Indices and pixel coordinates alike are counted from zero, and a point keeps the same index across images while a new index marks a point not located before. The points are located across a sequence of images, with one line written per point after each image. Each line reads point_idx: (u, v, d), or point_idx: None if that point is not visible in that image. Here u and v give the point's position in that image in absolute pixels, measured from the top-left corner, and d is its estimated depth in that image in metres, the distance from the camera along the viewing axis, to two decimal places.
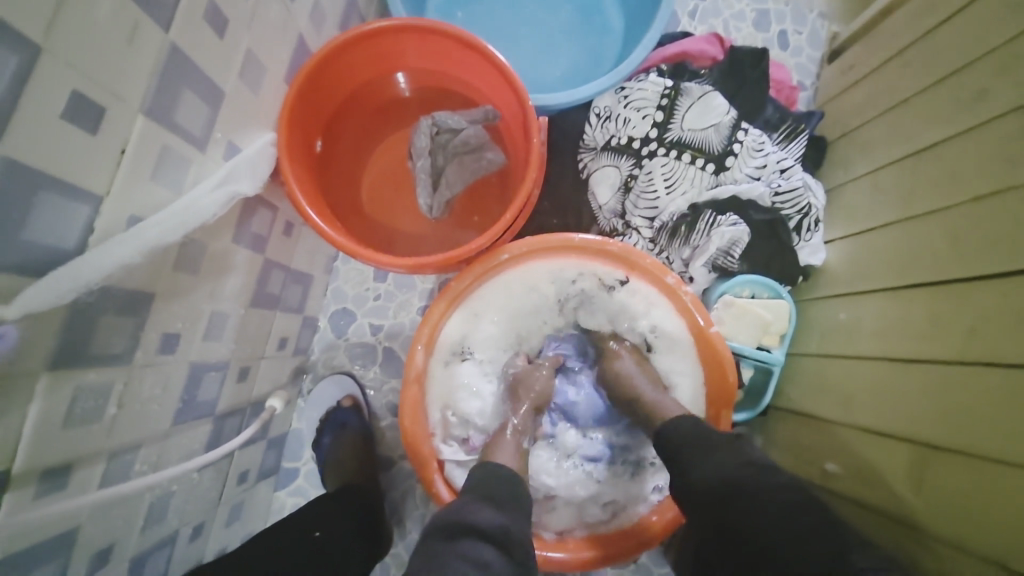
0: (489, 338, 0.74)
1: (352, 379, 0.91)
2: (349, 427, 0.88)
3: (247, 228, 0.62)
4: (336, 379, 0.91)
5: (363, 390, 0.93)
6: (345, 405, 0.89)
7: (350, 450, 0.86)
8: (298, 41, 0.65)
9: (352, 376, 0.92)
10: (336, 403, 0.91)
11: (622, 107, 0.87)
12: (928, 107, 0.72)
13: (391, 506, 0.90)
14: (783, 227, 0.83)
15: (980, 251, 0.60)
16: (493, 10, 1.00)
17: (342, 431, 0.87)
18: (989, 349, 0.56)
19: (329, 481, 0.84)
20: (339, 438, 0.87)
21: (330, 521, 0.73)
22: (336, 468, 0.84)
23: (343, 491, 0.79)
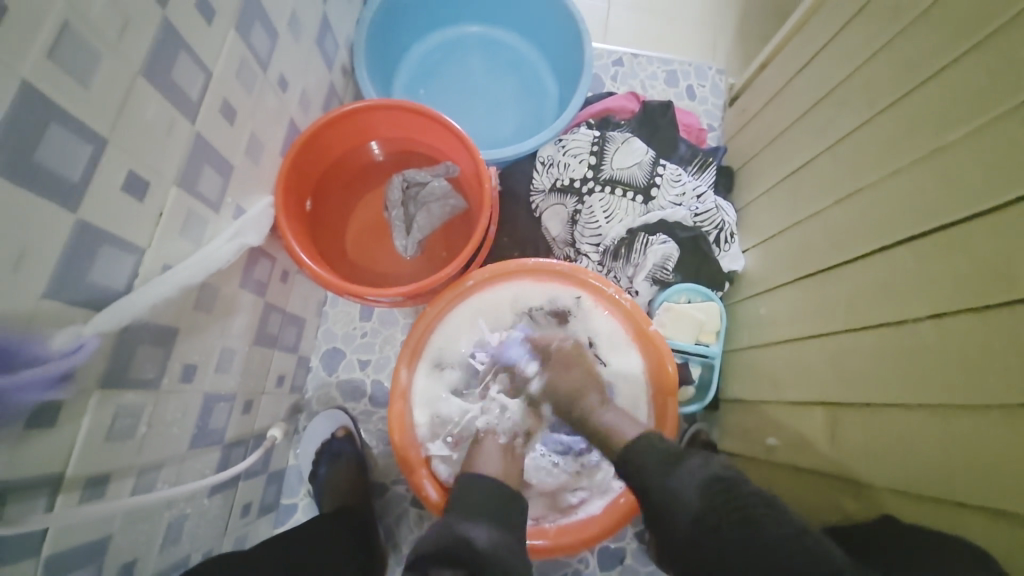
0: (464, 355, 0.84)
1: (344, 412, 0.99)
2: (344, 455, 0.94)
3: (251, 275, 0.74)
4: (329, 414, 0.98)
5: (355, 421, 1.00)
6: (339, 435, 0.96)
7: (344, 477, 0.92)
8: (288, 123, 0.80)
9: (344, 409, 1.00)
10: (330, 436, 0.97)
11: (562, 155, 1.04)
12: (799, 137, 0.91)
13: (385, 531, 0.96)
14: (704, 241, 1.00)
15: (843, 241, 0.76)
16: (449, 86, 1.19)
17: (337, 460, 0.93)
18: (859, 317, 0.70)
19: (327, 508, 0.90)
20: (334, 467, 0.93)
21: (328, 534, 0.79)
22: (333, 494, 0.90)
23: (341, 511, 0.85)
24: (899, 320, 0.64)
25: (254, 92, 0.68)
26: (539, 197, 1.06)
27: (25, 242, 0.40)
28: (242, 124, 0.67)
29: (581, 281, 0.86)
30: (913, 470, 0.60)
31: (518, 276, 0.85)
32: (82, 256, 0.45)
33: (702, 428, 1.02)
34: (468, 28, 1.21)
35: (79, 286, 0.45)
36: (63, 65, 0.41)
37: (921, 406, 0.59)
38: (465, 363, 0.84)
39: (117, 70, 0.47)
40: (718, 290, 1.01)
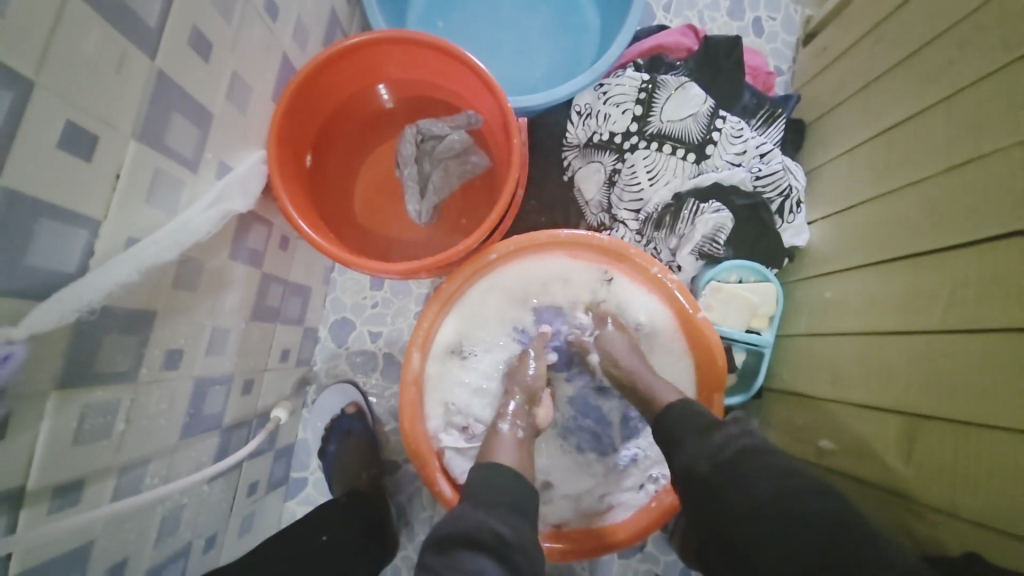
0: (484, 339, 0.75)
1: (355, 386, 0.93)
2: (354, 433, 0.89)
3: (243, 244, 0.65)
4: (339, 388, 0.93)
5: (366, 397, 0.94)
6: (349, 412, 0.91)
7: (354, 456, 0.87)
8: (281, 60, 0.67)
9: (354, 384, 0.94)
10: (340, 411, 0.92)
11: (602, 103, 0.89)
12: (901, 84, 0.74)
13: (397, 510, 0.92)
14: (765, 209, 0.86)
15: (953, 219, 0.61)
16: (472, 17, 1.02)
17: (347, 437, 0.89)
18: (966, 317, 0.57)
19: (336, 487, 0.86)
20: (345, 445, 0.88)
21: (331, 522, 0.75)
22: (343, 474, 0.85)
23: (350, 495, 0.80)
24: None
25: (234, 20, 0.55)
26: (573, 153, 0.92)
27: None
28: (221, 62, 0.55)
29: (622, 258, 0.74)
30: (1020, 505, 0.50)
31: (548, 250, 0.74)
32: (11, 234, 0.36)
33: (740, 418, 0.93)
34: None
35: (11, 272, 0.36)
36: None
37: None
38: (484, 348, 0.75)
39: None
40: (775, 267, 0.88)
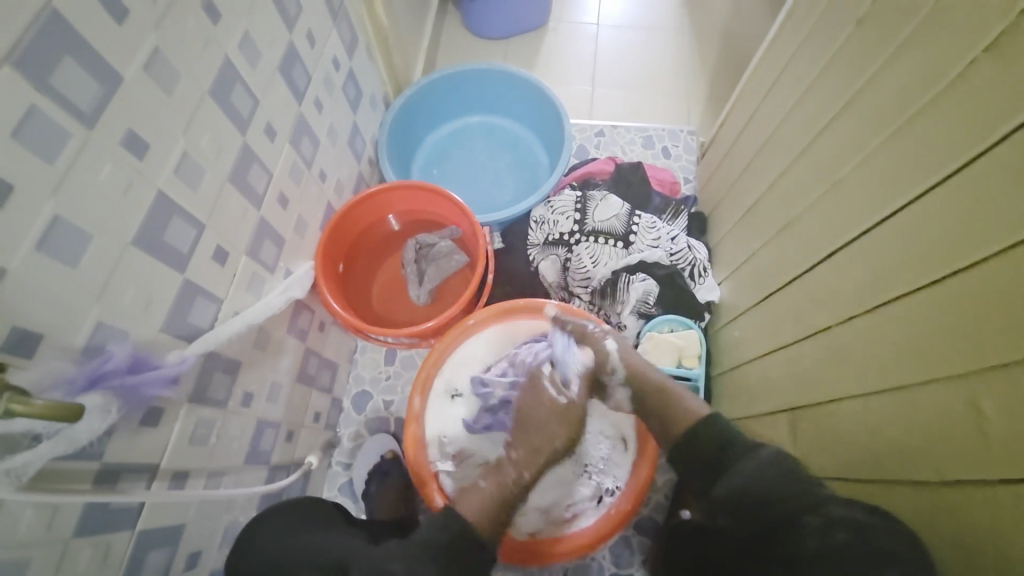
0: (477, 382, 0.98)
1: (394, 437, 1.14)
2: (392, 474, 1.07)
3: (295, 322, 0.93)
4: (381, 437, 1.14)
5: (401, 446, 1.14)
6: (388, 457, 1.10)
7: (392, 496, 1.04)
8: (327, 206, 1.03)
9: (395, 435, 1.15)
10: (380, 457, 1.12)
11: (550, 213, 1.23)
12: (751, 180, 1.05)
13: None
14: (679, 277, 1.13)
15: (785, 263, 0.87)
16: (457, 166, 1.45)
17: (387, 479, 1.07)
18: (804, 328, 0.79)
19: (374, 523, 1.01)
20: (384, 486, 1.06)
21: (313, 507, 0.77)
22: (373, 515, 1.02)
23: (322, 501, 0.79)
24: (827, 326, 0.73)
25: (300, 183, 0.91)
26: (535, 251, 1.24)
27: (152, 292, 0.59)
28: (293, 209, 0.89)
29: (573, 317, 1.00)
30: (855, 457, 0.66)
31: (515, 315, 1.01)
32: (184, 304, 0.64)
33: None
34: (471, 119, 1.48)
35: (181, 324, 0.63)
36: (181, 178, 0.62)
37: (849, 396, 0.67)
38: (456, 393, 0.97)
39: (215, 179, 0.68)
40: (699, 320, 1.13)
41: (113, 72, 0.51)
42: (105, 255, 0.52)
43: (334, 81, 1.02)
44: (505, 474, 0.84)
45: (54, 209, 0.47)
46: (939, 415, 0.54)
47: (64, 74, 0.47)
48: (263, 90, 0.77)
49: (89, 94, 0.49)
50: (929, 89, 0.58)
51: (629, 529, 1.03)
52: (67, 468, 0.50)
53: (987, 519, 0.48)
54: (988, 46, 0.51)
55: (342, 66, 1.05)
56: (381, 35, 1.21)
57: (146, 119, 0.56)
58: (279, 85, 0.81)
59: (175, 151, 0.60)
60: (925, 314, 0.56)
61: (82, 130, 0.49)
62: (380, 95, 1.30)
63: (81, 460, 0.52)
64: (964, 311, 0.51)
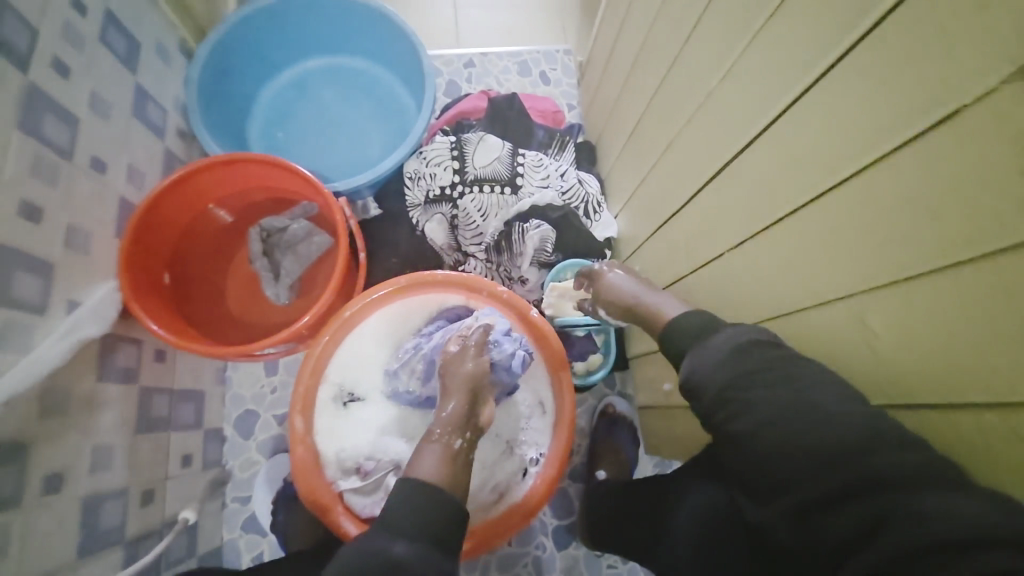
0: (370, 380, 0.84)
1: None
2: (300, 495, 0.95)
3: (111, 365, 0.73)
4: (279, 458, 1.00)
5: None
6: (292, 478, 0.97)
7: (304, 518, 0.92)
8: (120, 203, 0.79)
9: None
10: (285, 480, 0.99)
11: (425, 166, 1.06)
12: (631, 98, 0.95)
13: None
14: (575, 216, 1.04)
15: (673, 188, 0.80)
16: (307, 125, 1.20)
17: (295, 501, 0.94)
18: (699, 257, 0.74)
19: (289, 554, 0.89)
20: (293, 509, 0.93)
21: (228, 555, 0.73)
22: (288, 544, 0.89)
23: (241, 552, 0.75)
24: (721, 253, 0.68)
25: (61, 182, 0.66)
26: (417, 212, 1.07)
27: None
28: (56, 220, 0.65)
29: (466, 283, 0.88)
30: None
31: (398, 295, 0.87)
32: None
33: (612, 400, 1.07)
34: (310, 63, 1.21)
35: None
36: None
37: (750, 323, 0.64)
38: (349, 398, 0.82)
39: None
40: (599, 257, 1.06)
41: None
42: None
43: (80, 30, 0.74)
44: (440, 436, 0.66)
45: None
46: (838, 338, 0.51)
47: None
48: None
49: None
50: None
51: (565, 483, 1.03)
52: None
53: None
54: None
55: (87, 7, 0.75)
56: None
57: None
58: None
59: None
60: (814, 237, 0.51)
61: None
62: (174, 44, 1.00)
63: None
64: (850, 224, 0.46)
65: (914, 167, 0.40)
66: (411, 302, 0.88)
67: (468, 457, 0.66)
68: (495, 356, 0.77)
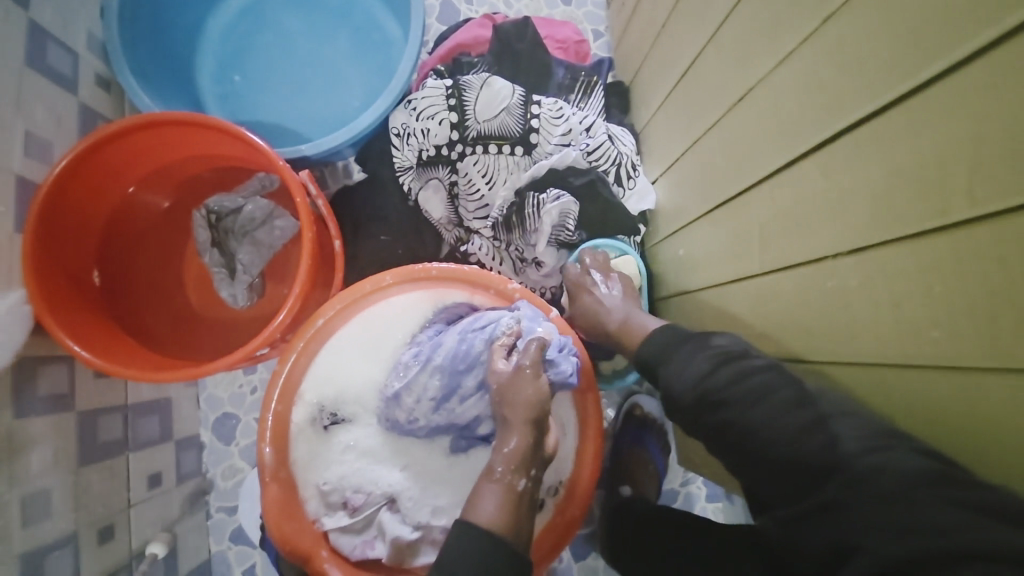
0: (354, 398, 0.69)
1: None
2: None
3: (29, 395, 0.59)
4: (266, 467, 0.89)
5: None
6: None
7: None
8: (18, 185, 0.61)
9: None
10: None
11: (415, 120, 0.84)
12: (685, 23, 0.70)
13: None
14: (603, 183, 0.83)
15: (741, 155, 0.59)
16: (268, 64, 0.97)
17: None
18: (778, 253, 0.55)
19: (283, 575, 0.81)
20: None
21: None
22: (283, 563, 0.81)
23: None
24: (818, 257, 0.49)
25: None
26: (408, 176, 0.87)
27: None
28: None
29: (465, 276, 0.71)
30: None
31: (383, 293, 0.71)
32: None
33: (639, 400, 0.94)
34: None
35: None
36: None
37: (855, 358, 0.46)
38: (329, 420, 0.68)
39: None
40: (632, 236, 0.88)
41: None
42: None
43: None
44: (503, 475, 0.57)
45: None
46: None
47: None
48: None
49: None
50: None
51: None
52: None
53: None
54: None
55: None
56: None
57: None
58: None
59: None
60: None
61: None
62: None
63: None
64: None
65: None
66: (423, 302, 0.72)
67: (532, 499, 0.58)
68: (552, 377, 0.63)
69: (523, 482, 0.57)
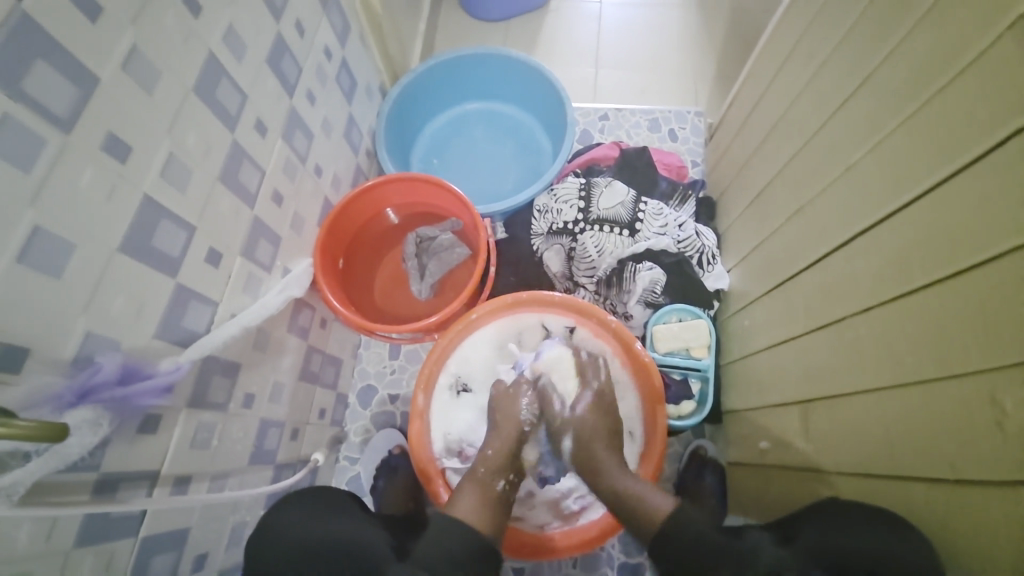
0: (484, 377, 0.96)
1: (399, 432, 1.15)
2: (400, 469, 1.08)
3: (295, 321, 0.92)
4: (387, 432, 1.14)
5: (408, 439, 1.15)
6: (396, 452, 1.11)
7: (401, 488, 1.05)
8: (323, 201, 1.00)
9: (400, 430, 1.15)
10: (388, 453, 1.12)
11: (554, 202, 1.18)
12: (761, 162, 1.01)
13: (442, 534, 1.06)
14: (687, 265, 1.10)
15: (793, 251, 0.84)
16: (458, 156, 1.41)
17: (394, 473, 1.07)
18: (813, 318, 0.76)
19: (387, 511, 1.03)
20: (392, 480, 1.07)
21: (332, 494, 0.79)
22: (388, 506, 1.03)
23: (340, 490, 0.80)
24: (841, 316, 0.69)
25: (296, 180, 0.89)
26: (539, 240, 1.19)
27: (143, 299, 0.57)
28: (288, 206, 0.87)
29: (577, 307, 0.97)
30: (871, 452, 0.63)
31: (516, 308, 0.98)
32: (179, 309, 0.63)
33: (703, 444, 1.08)
34: (469, 106, 1.44)
35: (176, 329, 0.63)
36: (168, 181, 0.60)
37: (859, 388, 0.65)
38: (462, 389, 0.94)
39: (203, 180, 0.65)
40: (707, 308, 1.10)
41: (89, 74, 0.50)
42: (90, 264, 0.51)
43: (327, 70, 0.98)
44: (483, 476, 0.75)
45: (34, 218, 0.45)
46: None
47: (38, 78, 0.45)
48: (251, 85, 0.74)
49: (65, 98, 0.48)
50: (956, 56, 0.53)
51: None
52: (65, 480, 0.50)
53: (928, 510, 0.55)
54: (1014, 20, 0.46)
55: (334, 55, 1.01)
56: (375, 20, 1.17)
57: (126, 121, 0.54)
58: (267, 77, 0.78)
59: (159, 152, 0.58)
60: (930, 311, 0.54)
61: (60, 136, 0.47)
62: (376, 84, 1.26)
63: (80, 472, 0.52)
64: (986, 303, 0.48)
65: None
66: (540, 320, 0.98)
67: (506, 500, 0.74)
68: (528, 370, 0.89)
69: (500, 484, 0.74)
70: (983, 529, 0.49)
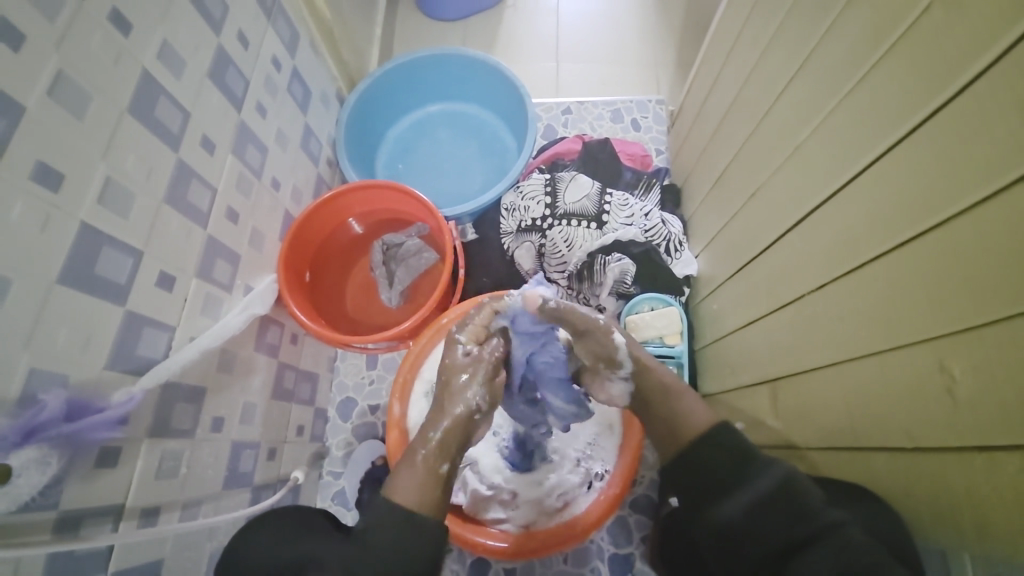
0: None
1: (381, 442, 1.14)
2: (384, 479, 1.07)
3: (263, 339, 0.90)
4: (369, 443, 1.13)
5: None
6: (379, 464, 1.10)
7: None
8: (284, 214, 0.99)
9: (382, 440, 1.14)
10: (372, 464, 1.11)
11: (520, 199, 1.18)
12: (718, 148, 1.02)
13: None
14: (655, 253, 1.11)
15: (752, 234, 0.86)
16: (423, 160, 1.40)
17: (379, 484, 1.07)
18: (774, 299, 0.78)
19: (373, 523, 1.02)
20: (378, 491, 1.06)
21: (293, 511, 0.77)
22: None
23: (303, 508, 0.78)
24: (800, 294, 0.71)
25: (252, 195, 0.87)
26: (509, 239, 1.18)
27: (91, 330, 0.56)
28: (245, 223, 0.85)
29: None
30: (835, 424, 0.65)
31: None
32: (131, 338, 0.61)
33: None
34: (431, 108, 1.42)
35: (130, 358, 0.61)
36: (108, 205, 0.58)
37: (819, 364, 0.67)
38: (438, 393, 0.94)
39: (148, 201, 0.64)
40: (678, 295, 1.12)
41: (11, 103, 0.48)
42: (27, 299, 0.49)
43: (277, 82, 0.96)
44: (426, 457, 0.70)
45: None
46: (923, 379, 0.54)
47: None
48: (194, 101, 0.72)
49: None
50: (889, 32, 0.55)
51: (624, 510, 1.04)
52: (18, 524, 0.48)
53: (890, 475, 0.57)
54: None
55: (284, 65, 0.99)
56: (325, 27, 1.15)
57: (57, 148, 0.52)
58: (211, 92, 0.76)
59: (96, 177, 0.57)
60: (880, 284, 0.56)
61: None
62: (332, 92, 1.24)
63: (34, 514, 0.50)
64: (929, 271, 0.50)
65: (988, 222, 0.43)
66: None
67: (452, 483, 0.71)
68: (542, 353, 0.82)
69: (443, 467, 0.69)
70: (942, 489, 0.51)
